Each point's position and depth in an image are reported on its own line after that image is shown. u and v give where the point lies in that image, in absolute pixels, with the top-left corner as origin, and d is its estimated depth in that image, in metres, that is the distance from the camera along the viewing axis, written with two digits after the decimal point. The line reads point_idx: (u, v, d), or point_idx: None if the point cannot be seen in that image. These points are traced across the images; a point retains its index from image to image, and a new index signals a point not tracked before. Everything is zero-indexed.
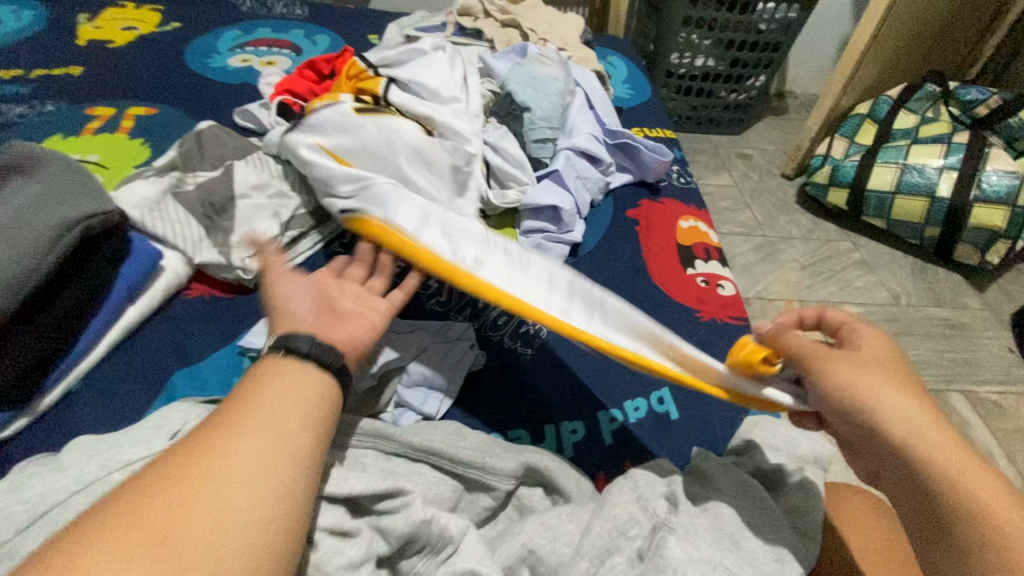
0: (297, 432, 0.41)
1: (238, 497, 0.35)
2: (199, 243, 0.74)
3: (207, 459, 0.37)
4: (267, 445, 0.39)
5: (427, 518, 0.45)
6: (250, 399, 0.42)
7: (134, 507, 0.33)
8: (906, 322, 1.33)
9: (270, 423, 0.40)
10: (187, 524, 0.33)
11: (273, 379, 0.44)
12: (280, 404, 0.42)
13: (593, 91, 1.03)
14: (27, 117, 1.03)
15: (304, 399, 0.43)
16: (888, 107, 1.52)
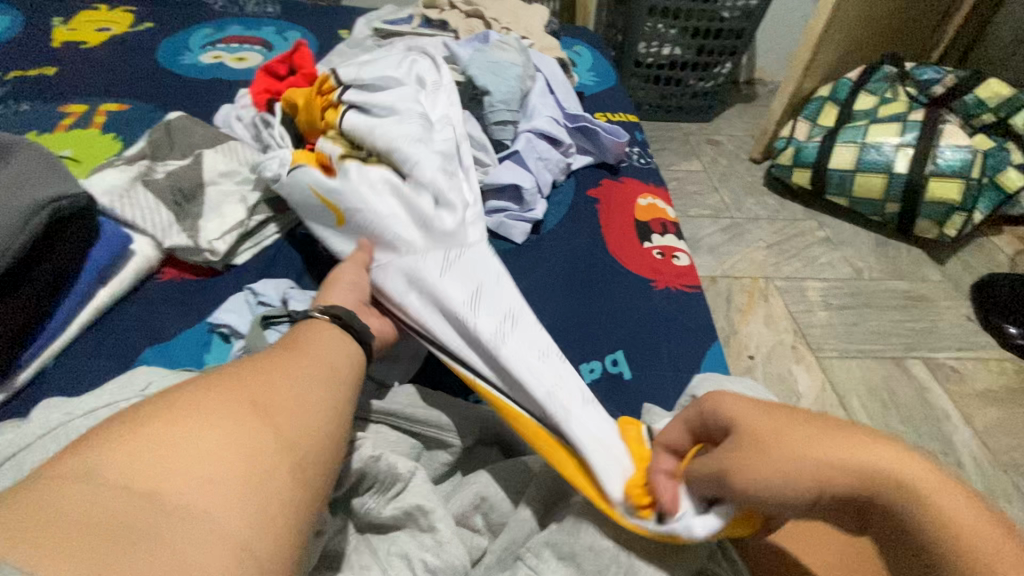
0: (338, 362, 0.49)
1: (312, 387, 0.43)
2: (168, 227, 0.76)
3: (279, 363, 0.45)
4: (319, 365, 0.46)
5: (376, 456, 0.50)
6: (300, 341, 0.50)
7: (225, 384, 0.40)
8: (868, 295, 1.38)
9: (319, 353, 0.48)
10: (271, 399, 0.40)
11: (318, 329, 0.52)
12: (322, 342, 0.50)
13: (554, 76, 1.07)
14: (1, 115, 1.06)
15: (346, 343, 0.52)
16: (848, 89, 1.57)
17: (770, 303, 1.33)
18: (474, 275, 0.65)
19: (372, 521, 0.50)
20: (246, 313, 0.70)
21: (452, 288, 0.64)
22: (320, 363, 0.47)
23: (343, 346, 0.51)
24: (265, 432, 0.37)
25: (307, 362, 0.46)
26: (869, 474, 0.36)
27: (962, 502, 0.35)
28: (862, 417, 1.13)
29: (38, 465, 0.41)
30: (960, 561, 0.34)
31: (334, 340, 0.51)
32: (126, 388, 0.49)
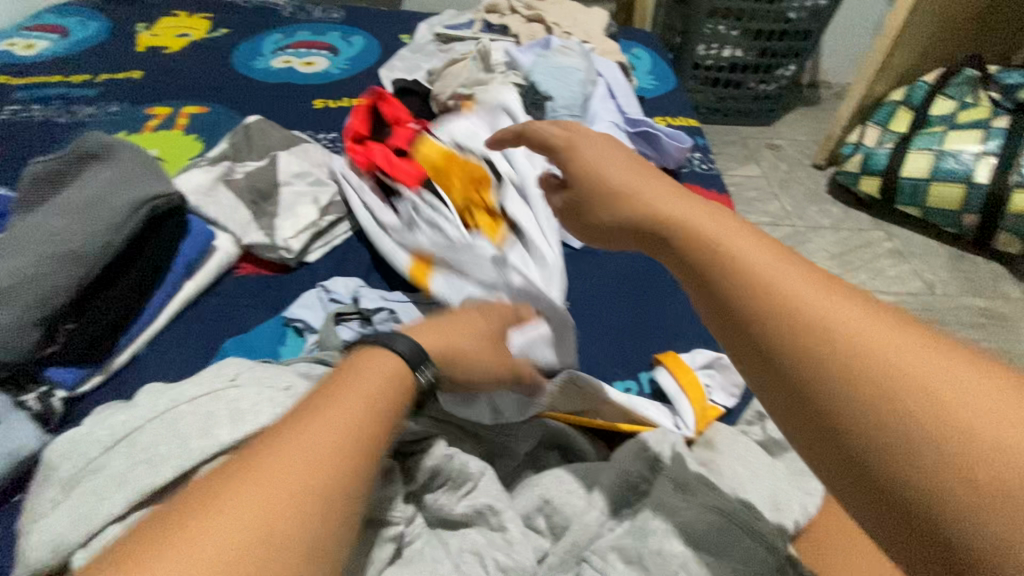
0: (365, 443, 0.37)
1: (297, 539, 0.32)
2: (247, 225, 0.81)
3: (267, 485, 0.33)
4: (332, 460, 0.35)
5: (448, 454, 0.52)
6: (322, 401, 0.38)
7: (186, 530, 0.30)
8: (940, 312, 1.30)
9: (334, 434, 0.36)
10: (254, 556, 0.30)
11: (340, 389, 0.39)
12: (344, 406, 0.38)
13: (616, 80, 1.06)
14: (96, 117, 1.14)
15: (383, 411, 0.39)
16: (924, 93, 1.48)
17: None
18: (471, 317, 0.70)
19: (443, 517, 0.51)
20: (319, 309, 0.74)
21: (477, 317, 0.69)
22: (327, 473, 0.35)
23: (366, 435, 0.37)
24: None
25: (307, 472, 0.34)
26: (825, 303, 0.33)
27: (924, 364, 0.30)
28: None
29: (149, 451, 0.44)
30: (891, 428, 0.29)
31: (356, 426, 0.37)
32: (219, 379, 0.52)
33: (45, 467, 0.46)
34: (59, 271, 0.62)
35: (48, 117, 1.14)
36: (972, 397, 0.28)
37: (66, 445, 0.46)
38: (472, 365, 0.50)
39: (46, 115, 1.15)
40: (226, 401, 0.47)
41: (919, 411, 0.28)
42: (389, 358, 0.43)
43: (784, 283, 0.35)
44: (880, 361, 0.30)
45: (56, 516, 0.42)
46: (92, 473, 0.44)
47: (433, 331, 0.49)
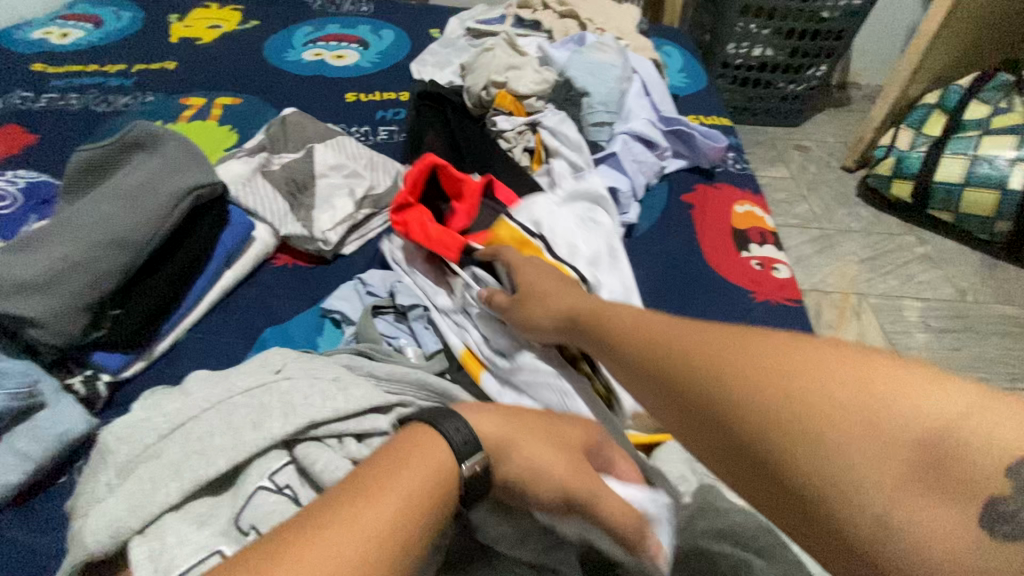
0: (403, 543, 0.36)
1: None
2: (284, 216, 0.81)
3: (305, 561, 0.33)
4: (381, 549, 0.35)
5: None
6: (371, 489, 0.38)
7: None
8: (973, 319, 1.28)
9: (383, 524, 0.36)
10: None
11: (389, 473, 0.39)
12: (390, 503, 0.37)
13: (651, 77, 1.05)
14: (132, 106, 1.16)
15: (431, 503, 0.38)
16: (959, 98, 1.45)
17: (862, 320, 1.26)
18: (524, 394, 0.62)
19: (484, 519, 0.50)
20: (356, 302, 0.74)
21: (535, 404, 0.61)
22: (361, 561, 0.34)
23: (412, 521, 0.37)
24: None
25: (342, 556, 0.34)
26: (715, 356, 0.41)
27: (794, 404, 0.35)
28: None
29: (205, 437, 0.46)
30: (773, 464, 0.35)
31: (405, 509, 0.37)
32: (269, 370, 0.52)
33: (101, 450, 0.47)
34: (108, 258, 0.62)
35: (85, 105, 1.15)
36: (832, 428, 0.34)
37: (122, 430, 0.47)
38: (538, 484, 0.44)
39: (83, 103, 1.16)
40: (276, 394, 0.49)
41: (791, 445, 0.35)
42: (442, 452, 0.41)
43: (677, 346, 0.43)
44: (749, 406, 0.37)
45: (114, 499, 0.43)
46: (149, 460, 0.45)
47: (502, 426, 0.46)
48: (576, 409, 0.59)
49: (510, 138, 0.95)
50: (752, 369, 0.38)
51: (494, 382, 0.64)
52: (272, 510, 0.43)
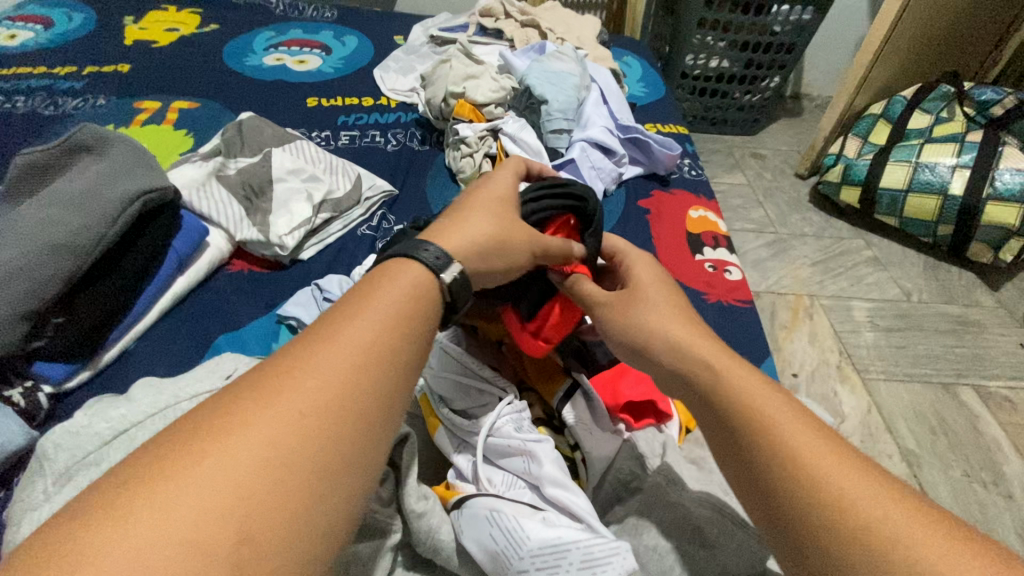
0: (396, 344, 0.38)
1: (318, 385, 0.33)
2: (239, 221, 0.80)
3: (316, 354, 0.35)
4: (380, 336, 0.37)
5: (423, 493, 0.46)
6: (324, 336, 0.36)
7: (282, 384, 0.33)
8: (917, 318, 1.34)
9: (345, 374, 0.34)
10: (269, 483, 0.29)
11: (365, 292, 0.39)
12: (352, 351, 0.35)
13: (608, 86, 1.08)
14: (81, 109, 1.12)
15: (415, 317, 0.40)
16: (902, 107, 1.53)
17: (814, 321, 1.31)
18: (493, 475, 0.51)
19: (430, 541, 0.44)
20: (313, 307, 0.73)
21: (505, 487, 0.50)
22: (348, 348, 0.35)
23: (405, 323, 0.39)
24: (305, 443, 0.31)
25: (336, 348, 0.35)
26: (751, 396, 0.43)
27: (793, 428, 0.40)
28: (909, 442, 1.10)
29: None
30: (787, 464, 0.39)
31: (394, 317, 0.38)
32: (218, 376, 0.51)
33: (38, 458, 0.45)
34: (47, 265, 0.60)
35: (32, 109, 1.11)
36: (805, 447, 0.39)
37: (63, 435, 0.45)
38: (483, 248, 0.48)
39: (29, 106, 1.12)
40: None
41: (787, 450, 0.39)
42: (417, 270, 0.43)
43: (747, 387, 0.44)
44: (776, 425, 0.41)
45: (50, 506, 0.41)
46: (88, 466, 0.43)
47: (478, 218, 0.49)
48: (555, 497, 0.48)
49: (472, 143, 0.95)
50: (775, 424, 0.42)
51: (455, 446, 0.54)
52: None
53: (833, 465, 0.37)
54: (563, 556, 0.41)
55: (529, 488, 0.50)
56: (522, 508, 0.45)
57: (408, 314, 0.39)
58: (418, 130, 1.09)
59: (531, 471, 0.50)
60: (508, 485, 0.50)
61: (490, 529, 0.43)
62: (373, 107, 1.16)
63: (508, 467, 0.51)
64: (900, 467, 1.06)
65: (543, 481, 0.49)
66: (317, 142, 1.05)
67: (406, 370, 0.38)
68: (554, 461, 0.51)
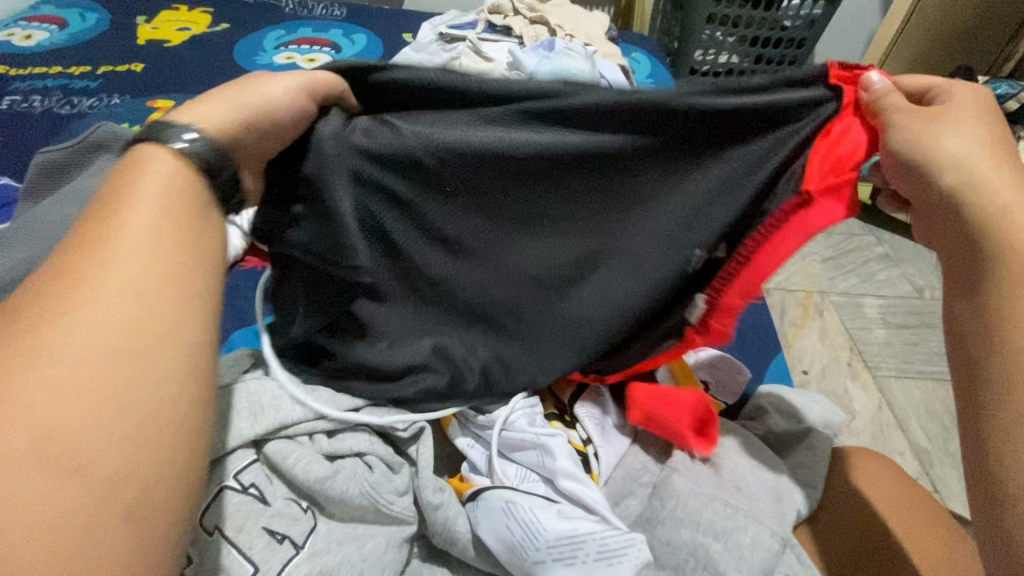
0: (189, 232, 0.34)
1: (99, 297, 0.29)
2: None
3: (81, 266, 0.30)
4: (175, 225, 0.34)
5: (439, 488, 0.47)
6: (88, 246, 0.31)
7: (49, 312, 0.28)
8: (929, 315, 1.33)
9: (136, 277, 0.31)
10: (81, 421, 0.26)
11: (125, 182, 0.34)
12: (133, 255, 0.32)
13: (618, 82, 1.08)
14: (96, 108, 1.14)
15: (197, 193, 0.36)
16: None
17: (825, 318, 1.30)
18: (508, 468, 0.52)
19: (446, 532, 0.45)
20: None
21: (517, 480, 0.51)
22: (125, 248, 0.31)
23: (191, 205, 0.35)
24: (104, 362, 0.28)
25: (108, 252, 0.31)
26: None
27: None
28: (920, 439, 1.10)
29: None
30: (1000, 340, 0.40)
31: (175, 206, 0.34)
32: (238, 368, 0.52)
33: None
34: None
35: (47, 107, 1.13)
36: None
37: None
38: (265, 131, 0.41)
39: (46, 105, 1.14)
40: None
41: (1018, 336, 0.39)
42: (165, 162, 0.36)
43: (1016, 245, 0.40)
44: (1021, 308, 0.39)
45: None
46: None
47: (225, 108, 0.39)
48: (570, 489, 0.49)
49: None
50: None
51: (467, 441, 0.54)
52: (234, 511, 0.39)
53: None
54: (579, 548, 0.41)
55: (544, 481, 0.50)
56: (537, 501, 0.45)
57: (187, 194, 0.36)
58: None
59: (544, 463, 0.50)
60: (521, 479, 0.51)
61: (506, 520, 0.44)
62: None
63: (521, 461, 0.52)
64: (908, 465, 1.06)
65: (555, 473, 0.49)
66: None
67: (206, 258, 0.35)
68: (571, 457, 0.51)
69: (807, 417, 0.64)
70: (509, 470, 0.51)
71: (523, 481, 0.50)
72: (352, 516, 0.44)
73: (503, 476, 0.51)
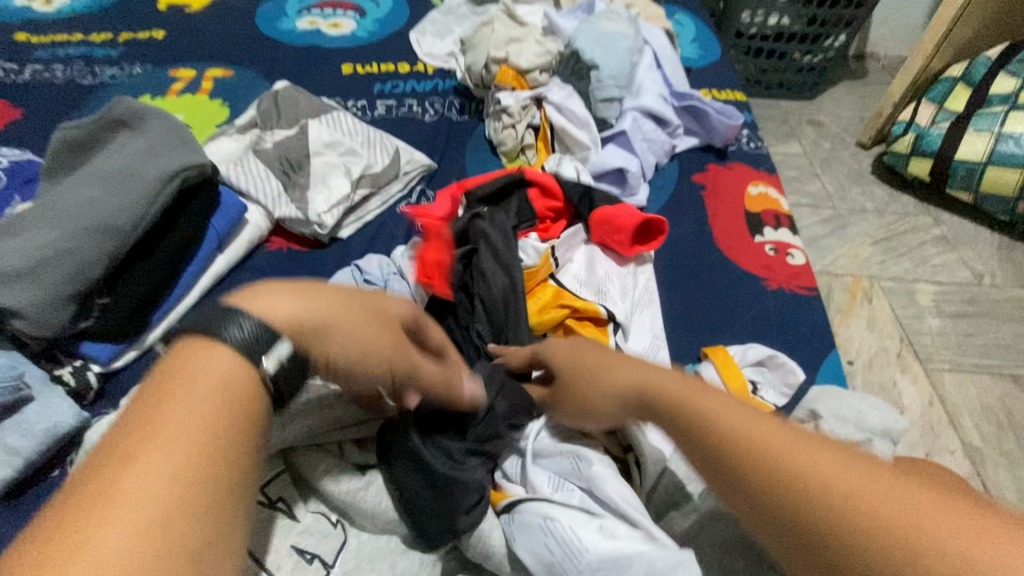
0: (229, 438, 0.31)
1: (114, 553, 0.25)
2: (278, 198, 0.78)
3: (102, 502, 0.26)
4: (213, 434, 0.30)
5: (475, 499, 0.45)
6: (109, 474, 0.27)
7: (60, 566, 0.24)
8: (988, 304, 1.24)
9: (155, 517, 0.27)
10: None
11: (167, 384, 0.31)
12: (160, 475, 0.27)
13: (662, 48, 1.01)
14: (119, 78, 1.11)
15: (238, 395, 0.32)
16: (986, 69, 1.36)
17: (873, 305, 1.22)
18: (542, 476, 0.48)
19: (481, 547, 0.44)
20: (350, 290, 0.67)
21: (552, 489, 0.47)
22: (152, 481, 0.27)
23: (235, 409, 0.32)
24: None
25: (132, 487, 0.27)
26: (773, 449, 0.36)
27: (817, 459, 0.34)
28: (974, 438, 1.03)
29: None
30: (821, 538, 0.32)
31: (215, 410, 0.31)
32: None
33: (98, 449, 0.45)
34: (90, 246, 0.59)
35: (70, 78, 1.11)
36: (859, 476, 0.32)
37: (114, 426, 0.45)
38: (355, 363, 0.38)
39: (68, 75, 1.11)
40: None
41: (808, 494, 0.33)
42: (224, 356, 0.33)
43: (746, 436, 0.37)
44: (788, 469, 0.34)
45: None
46: None
47: (295, 302, 0.36)
48: (607, 500, 0.45)
49: (515, 114, 0.90)
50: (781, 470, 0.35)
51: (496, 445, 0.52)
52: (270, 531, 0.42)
53: (839, 475, 0.33)
54: (625, 570, 0.39)
55: (580, 488, 0.47)
56: (578, 516, 0.43)
57: (234, 400, 0.32)
58: (458, 99, 1.04)
59: (582, 473, 0.47)
60: (556, 487, 0.47)
61: (544, 538, 0.42)
62: (410, 74, 1.11)
63: (557, 468, 0.48)
64: (958, 466, 1.01)
65: (592, 484, 0.46)
66: (352, 112, 1.01)
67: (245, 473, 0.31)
68: (611, 465, 0.47)
69: (867, 425, 0.58)
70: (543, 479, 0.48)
71: (559, 491, 0.47)
72: (385, 529, 0.45)
73: (538, 484, 0.48)
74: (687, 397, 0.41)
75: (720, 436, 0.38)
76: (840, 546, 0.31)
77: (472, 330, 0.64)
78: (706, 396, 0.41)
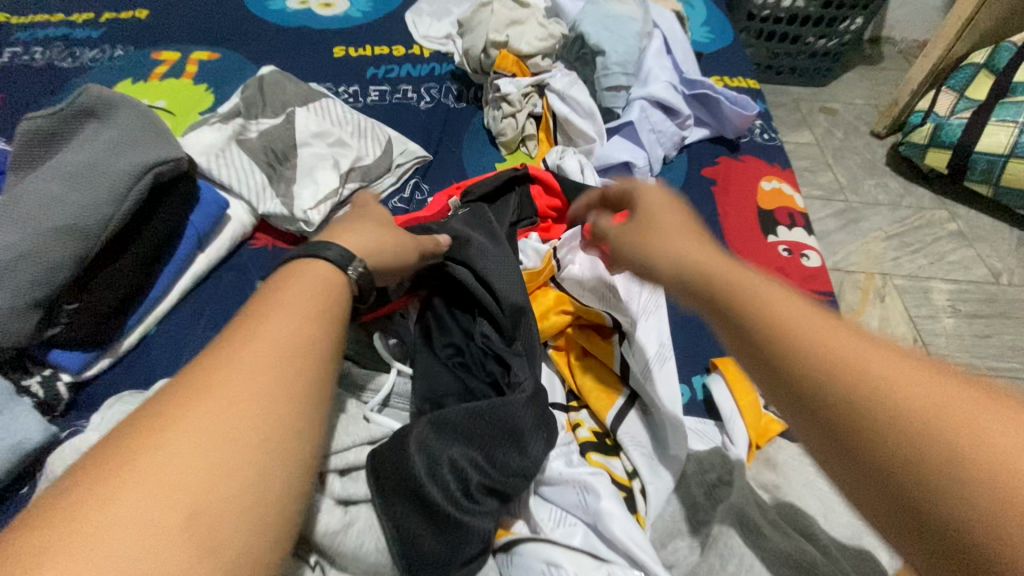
0: (323, 329, 0.37)
1: (224, 393, 0.31)
2: (262, 192, 0.73)
3: (227, 358, 0.33)
4: (313, 324, 0.37)
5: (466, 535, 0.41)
6: (233, 341, 0.34)
7: (192, 399, 0.31)
8: (1006, 303, 1.20)
9: (258, 378, 0.33)
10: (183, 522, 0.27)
11: (277, 285, 0.39)
12: (263, 349, 0.34)
13: (673, 32, 0.95)
14: (99, 61, 1.05)
15: (333, 302, 0.40)
16: (1011, 56, 1.28)
17: (886, 303, 1.18)
18: (542, 513, 0.45)
19: None
20: None
21: (552, 527, 0.44)
22: (263, 347, 0.34)
23: (327, 309, 0.39)
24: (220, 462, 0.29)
25: (247, 351, 0.34)
26: (861, 359, 0.28)
27: (913, 371, 0.27)
28: None
29: None
30: (898, 460, 0.25)
31: (313, 309, 0.38)
32: None
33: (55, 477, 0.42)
34: (55, 248, 0.55)
35: (48, 60, 1.05)
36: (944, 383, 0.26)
37: None
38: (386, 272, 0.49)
39: (46, 57, 1.06)
40: None
41: (899, 399, 0.26)
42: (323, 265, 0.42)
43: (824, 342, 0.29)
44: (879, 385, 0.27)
45: None
46: None
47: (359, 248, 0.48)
48: (611, 539, 0.42)
49: (515, 102, 0.85)
50: (857, 367, 0.28)
51: None
52: None
53: (943, 396, 0.25)
54: None
55: (582, 525, 0.43)
56: (584, 562, 0.41)
57: (332, 299, 0.40)
58: (455, 85, 0.99)
59: (585, 508, 0.44)
60: (556, 525, 0.44)
61: None
62: (405, 57, 1.05)
63: (558, 502, 0.45)
64: None
65: (597, 520, 0.43)
66: (343, 98, 0.95)
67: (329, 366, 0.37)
68: (618, 499, 0.44)
69: None
70: (543, 515, 0.44)
71: (561, 529, 0.44)
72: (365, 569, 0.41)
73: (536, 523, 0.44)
74: (748, 289, 0.34)
75: (768, 328, 0.31)
76: (939, 448, 0.24)
77: (478, 336, 0.55)
78: (779, 292, 0.33)
